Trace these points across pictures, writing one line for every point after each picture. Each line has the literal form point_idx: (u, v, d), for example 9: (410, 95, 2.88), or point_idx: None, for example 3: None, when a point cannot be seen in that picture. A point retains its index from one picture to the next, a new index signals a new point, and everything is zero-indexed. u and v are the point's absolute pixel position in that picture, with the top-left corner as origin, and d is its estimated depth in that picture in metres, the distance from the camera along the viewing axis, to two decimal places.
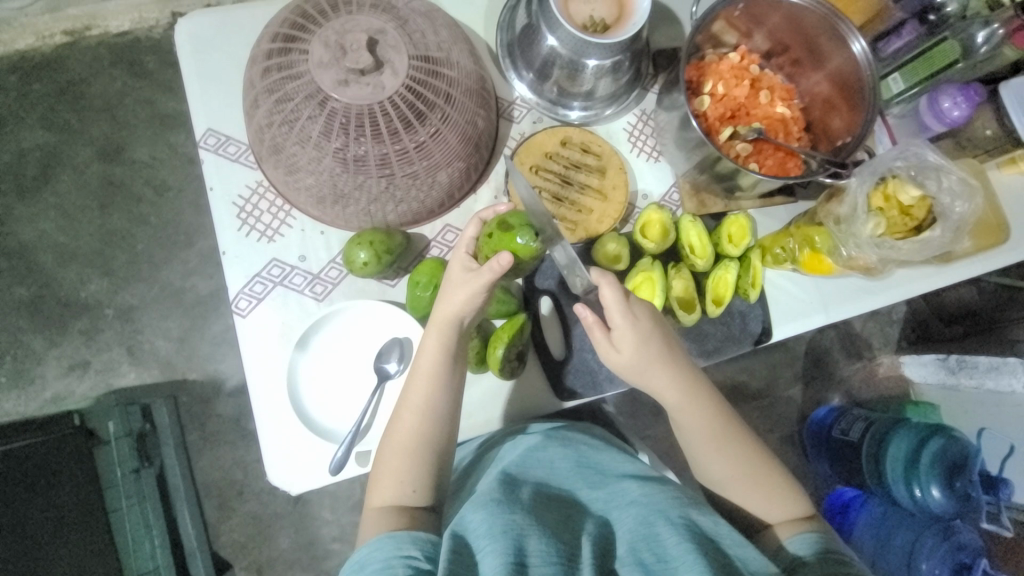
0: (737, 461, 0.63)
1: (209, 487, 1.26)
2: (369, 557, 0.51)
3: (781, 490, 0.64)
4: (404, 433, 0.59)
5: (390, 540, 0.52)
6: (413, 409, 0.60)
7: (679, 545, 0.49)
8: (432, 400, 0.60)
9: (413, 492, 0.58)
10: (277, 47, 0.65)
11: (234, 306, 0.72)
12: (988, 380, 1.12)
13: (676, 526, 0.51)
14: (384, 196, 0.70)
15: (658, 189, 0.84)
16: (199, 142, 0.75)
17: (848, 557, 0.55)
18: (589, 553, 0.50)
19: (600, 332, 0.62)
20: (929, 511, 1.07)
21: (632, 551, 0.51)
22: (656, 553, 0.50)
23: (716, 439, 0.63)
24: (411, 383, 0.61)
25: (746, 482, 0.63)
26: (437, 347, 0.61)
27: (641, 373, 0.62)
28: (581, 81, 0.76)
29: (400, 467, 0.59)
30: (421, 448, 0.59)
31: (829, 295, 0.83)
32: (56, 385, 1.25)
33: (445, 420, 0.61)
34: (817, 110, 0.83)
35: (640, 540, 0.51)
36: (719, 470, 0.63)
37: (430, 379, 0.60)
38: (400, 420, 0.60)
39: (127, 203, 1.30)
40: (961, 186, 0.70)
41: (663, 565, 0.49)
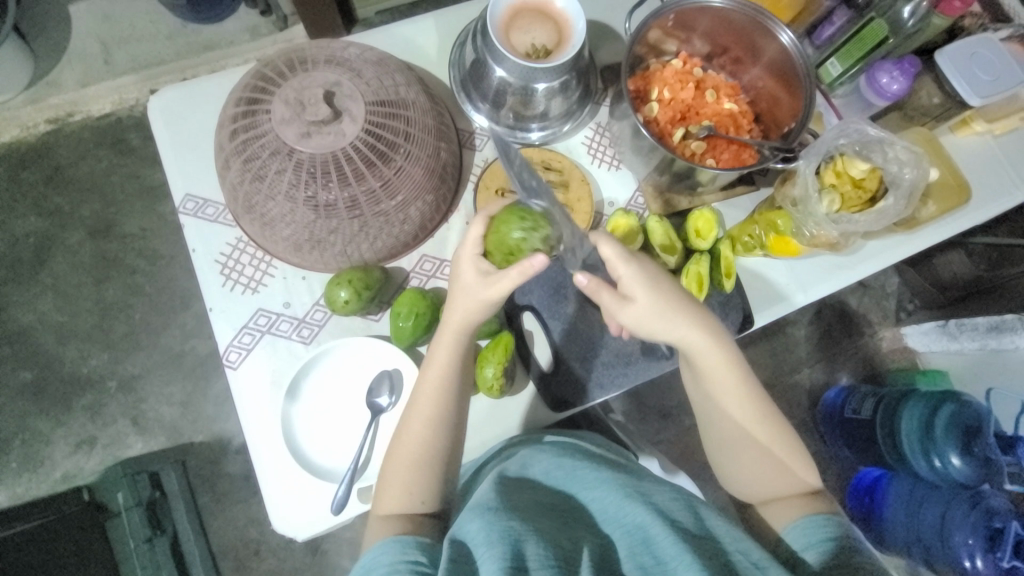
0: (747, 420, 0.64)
1: (225, 548, 1.24)
2: (375, 562, 0.52)
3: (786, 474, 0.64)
4: (412, 444, 0.61)
5: (395, 543, 0.52)
6: (422, 421, 0.61)
7: (675, 546, 0.49)
8: (438, 412, 0.61)
9: (422, 503, 0.60)
10: (241, 110, 0.70)
11: (225, 359, 0.74)
12: (990, 339, 1.15)
13: (671, 527, 0.51)
14: (359, 236, 0.73)
15: (624, 195, 0.87)
16: (179, 208, 0.78)
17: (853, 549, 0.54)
18: (586, 558, 0.49)
19: (609, 292, 0.62)
20: (952, 479, 1.04)
21: (632, 555, 0.51)
22: (654, 556, 0.49)
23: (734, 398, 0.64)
24: (420, 393, 0.62)
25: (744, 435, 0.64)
26: (449, 355, 0.62)
27: (659, 324, 0.62)
28: (534, 104, 0.80)
29: (409, 477, 0.60)
30: (426, 462, 0.61)
31: (805, 275, 0.85)
32: (65, 464, 1.26)
33: (451, 433, 0.62)
34: (763, 102, 0.87)
35: (637, 544, 0.51)
36: (722, 422, 0.65)
37: (438, 387, 0.62)
38: (406, 431, 0.61)
39: (121, 275, 1.34)
40: (908, 153, 0.73)
41: (661, 567, 0.48)
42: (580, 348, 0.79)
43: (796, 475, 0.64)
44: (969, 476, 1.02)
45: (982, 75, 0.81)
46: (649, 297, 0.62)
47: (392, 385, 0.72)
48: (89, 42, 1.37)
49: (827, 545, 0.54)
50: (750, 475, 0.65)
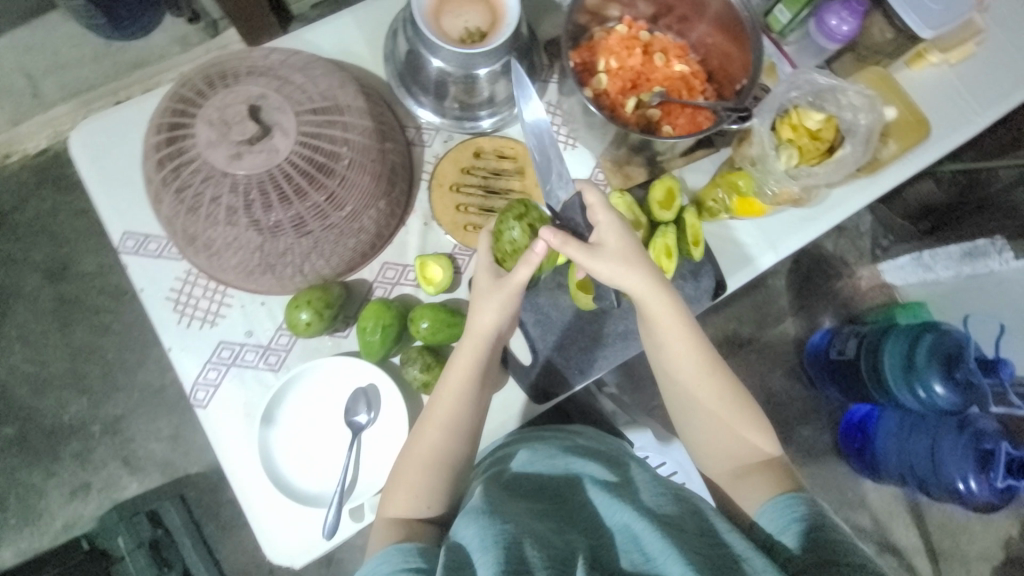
0: (712, 404, 0.65)
1: (239, 572, 1.23)
2: (375, 572, 0.49)
3: (750, 445, 0.65)
4: (426, 448, 0.59)
5: (396, 551, 0.50)
6: (438, 426, 0.60)
7: (662, 542, 0.48)
8: (456, 417, 0.60)
9: (427, 508, 0.58)
10: (164, 137, 0.65)
11: (193, 398, 0.72)
12: (965, 266, 1.16)
13: (656, 524, 0.49)
14: (312, 253, 0.70)
15: (583, 174, 0.85)
16: (119, 247, 0.74)
17: (828, 522, 0.53)
18: (584, 558, 0.47)
19: (576, 246, 0.59)
20: (937, 407, 1.08)
21: (624, 553, 0.49)
22: (643, 552, 0.48)
23: (699, 383, 0.64)
24: (440, 397, 0.61)
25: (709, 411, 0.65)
26: (468, 363, 0.61)
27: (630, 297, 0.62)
28: (478, 91, 0.77)
29: (418, 481, 0.58)
30: (441, 468, 0.59)
31: (772, 233, 0.84)
32: (63, 513, 1.23)
33: (468, 441, 0.61)
34: (714, 59, 0.83)
35: (628, 541, 0.50)
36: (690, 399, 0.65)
37: (456, 397, 0.60)
38: (422, 435, 0.60)
39: (87, 316, 1.29)
40: (861, 99, 0.72)
41: (650, 564, 0.47)
42: (557, 336, 0.78)
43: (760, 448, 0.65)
44: (953, 402, 1.06)
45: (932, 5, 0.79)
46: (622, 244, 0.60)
47: (369, 401, 0.71)
48: (11, 75, 1.28)
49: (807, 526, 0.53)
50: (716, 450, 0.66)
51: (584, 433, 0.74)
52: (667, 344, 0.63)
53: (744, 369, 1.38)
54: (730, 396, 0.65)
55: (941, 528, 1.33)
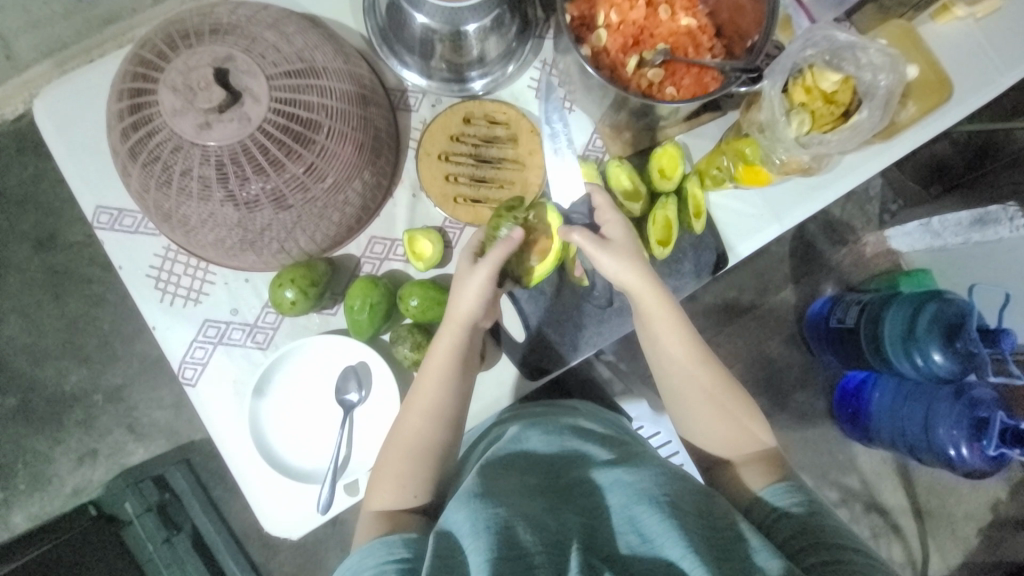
0: (707, 391, 0.64)
1: (248, 532, 1.27)
2: (361, 565, 0.49)
3: (746, 433, 0.65)
4: (411, 435, 0.59)
5: (381, 545, 0.50)
6: (423, 413, 0.60)
7: (662, 523, 0.47)
8: (441, 404, 0.60)
9: (414, 498, 0.59)
10: (126, 105, 0.61)
11: (182, 377, 0.71)
12: (974, 233, 1.14)
13: (653, 504, 0.48)
14: (294, 229, 0.67)
15: (580, 140, 0.80)
16: (94, 222, 0.71)
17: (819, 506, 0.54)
18: (579, 540, 0.46)
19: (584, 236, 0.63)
20: (935, 375, 1.07)
21: (620, 534, 0.48)
22: (639, 533, 0.47)
23: (693, 372, 0.64)
24: (422, 383, 0.60)
25: (706, 398, 0.64)
26: (449, 348, 0.61)
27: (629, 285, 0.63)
28: (466, 49, 0.71)
29: (404, 471, 0.59)
30: (427, 457, 0.59)
31: (778, 202, 0.80)
32: (73, 478, 1.26)
33: (452, 428, 0.61)
34: (725, 11, 0.75)
35: (624, 522, 0.49)
36: (687, 390, 0.65)
37: (439, 381, 0.60)
38: (407, 422, 0.60)
39: (79, 287, 1.27)
40: (883, 58, 0.66)
41: (648, 545, 0.46)
42: (552, 313, 0.76)
43: (756, 435, 0.65)
44: (952, 369, 1.05)
45: None
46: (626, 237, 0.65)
47: (360, 379, 0.70)
48: None
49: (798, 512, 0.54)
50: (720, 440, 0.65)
51: (583, 409, 0.73)
52: (660, 333, 0.64)
53: (743, 337, 1.37)
54: (724, 387, 0.65)
55: (929, 489, 1.35)
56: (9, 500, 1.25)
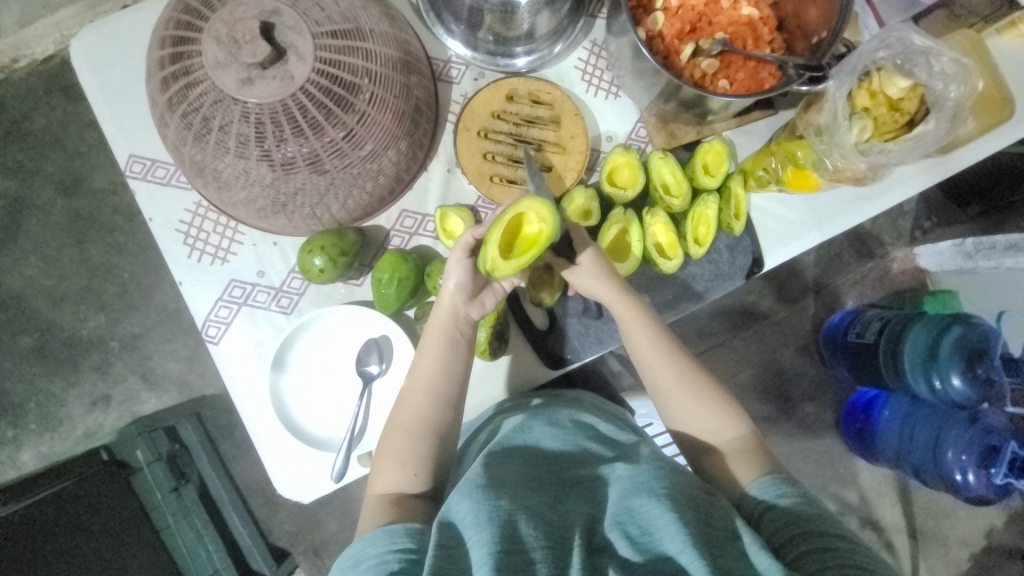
0: (678, 377, 0.64)
1: (251, 488, 1.29)
2: (364, 554, 0.49)
3: (726, 414, 0.64)
4: (409, 412, 0.59)
5: (384, 533, 0.50)
6: (418, 390, 0.60)
7: (663, 516, 0.45)
8: (438, 381, 0.60)
9: (414, 477, 0.58)
10: (169, 53, 0.59)
11: (205, 335, 0.71)
12: (1006, 258, 1.08)
13: (656, 494, 0.47)
14: (327, 195, 0.66)
15: (623, 129, 0.77)
16: (126, 171, 0.71)
17: (808, 496, 0.53)
18: (580, 535, 0.46)
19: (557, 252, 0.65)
20: (951, 401, 1.05)
21: (619, 523, 0.47)
22: (640, 526, 0.46)
23: (663, 361, 0.65)
24: (421, 360, 0.61)
25: (681, 387, 0.64)
26: (439, 333, 0.60)
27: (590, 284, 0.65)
28: (516, 23, 0.68)
29: (403, 448, 0.58)
30: (425, 432, 0.59)
31: (821, 210, 0.77)
32: (84, 422, 1.29)
33: (451, 408, 0.60)
34: (789, 2, 0.72)
35: (624, 514, 0.47)
36: (662, 384, 0.65)
37: (432, 361, 0.60)
38: (405, 402, 0.60)
39: (101, 234, 1.27)
40: (956, 67, 0.62)
41: (648, 538, 0.45)
42: (576, 304, 0.75)
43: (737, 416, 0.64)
44: (967, 396, 1.02)
45: None
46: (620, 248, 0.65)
47: (381, 352, 0.70)
48: None
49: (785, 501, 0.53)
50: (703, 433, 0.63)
51: (585, 398, 0.73)
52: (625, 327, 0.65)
53: (758, 344, 1.34)
54: (698, 373, 0.65)
55: (927, 510, 1.35)
56: (19, 438, 1.28)
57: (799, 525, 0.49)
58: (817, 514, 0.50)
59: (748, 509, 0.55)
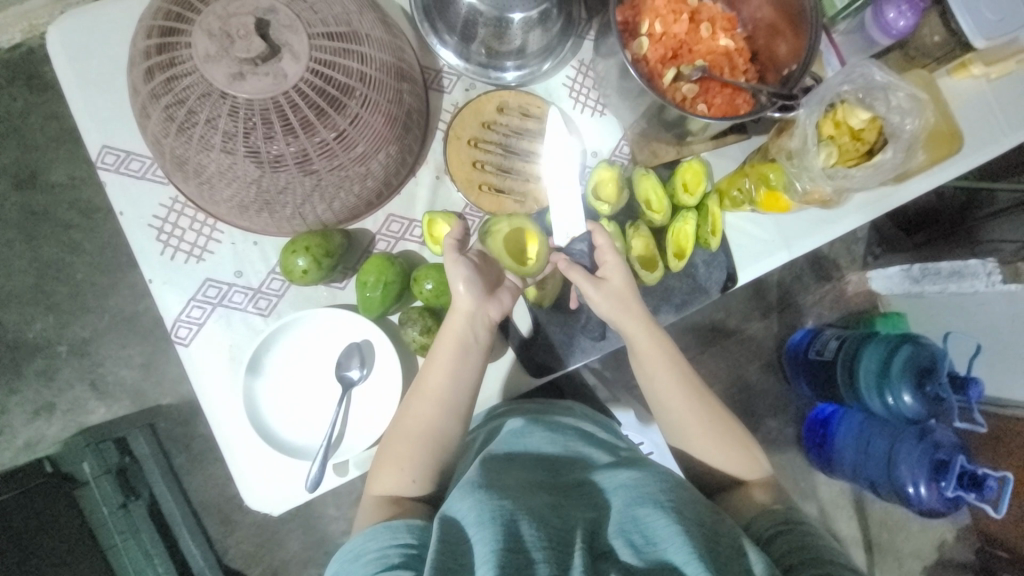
0: (701, 419, 0.65)
1: (207, 505, 1.21)
2: (363, 548, 0.47)
3: (743, 452, 0.66)
4: (413, 420, 0.60)
5: (386, 528, 0.48)
6: (429, 399, 0.60)
7: (667, 526, 0.46)
8: (448, 391, 0.60)
9: (413, 483, 0.58)
10: (155, 43, 0.57)
11: (174, 336, 0.68)
12: (951, 284, 1.15)
13: (661, 506, 0.48)
14: (314, 195, 0.65)
15: (607, 145, 0.80)
16: (97, 162, 0.68)
17: (813, 526, 0.55)
18: (581, 539, 0.46)
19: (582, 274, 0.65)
20: (902, 415, 1.11)
21: (622, 532, 0.47)
22: (644, 534, 0.46)
23: (688, 401, 0.65)
24: (430, 369, 0.61)
25: (704, 427, 0.65)
26: (456, 337, 0.61)
27: (620, 318, 0.65)
28: (509, 38, 0.70)
29: (405, 454, 0.59)
30: (431, 443, 0.59)
31: (789, 230, 0.82)
32: (25, 432, 1.19)
33: (460, 418, 0.61)
34: (761, 37, 0.77)
35: (628, 522, 0.48)
36: (679, 418, 0.66)
37: (444, 368, 0.60)
38: (410, 409, 0.60)
39: (56, 232, 1.20)
40: (911, 102, 0.68)
41: (652, 547, 0.45)
42: (560, 314, 0.76)
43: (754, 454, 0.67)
44: (919, 411, 1.09)
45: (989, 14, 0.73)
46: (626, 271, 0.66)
47: (363, 357, 0.68)
48: None
49: (790, 526, 0.55)
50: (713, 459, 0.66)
51: (580, 412, 0.73)
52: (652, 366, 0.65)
53: (727, 359, 1.39)
54: (719, 413, 0.67)
55: (882, 522, 1.41)
56: None
57: (803, 550, 0.51)
58: (824, 543, 0.52)
59: (756, 532, 0.57)
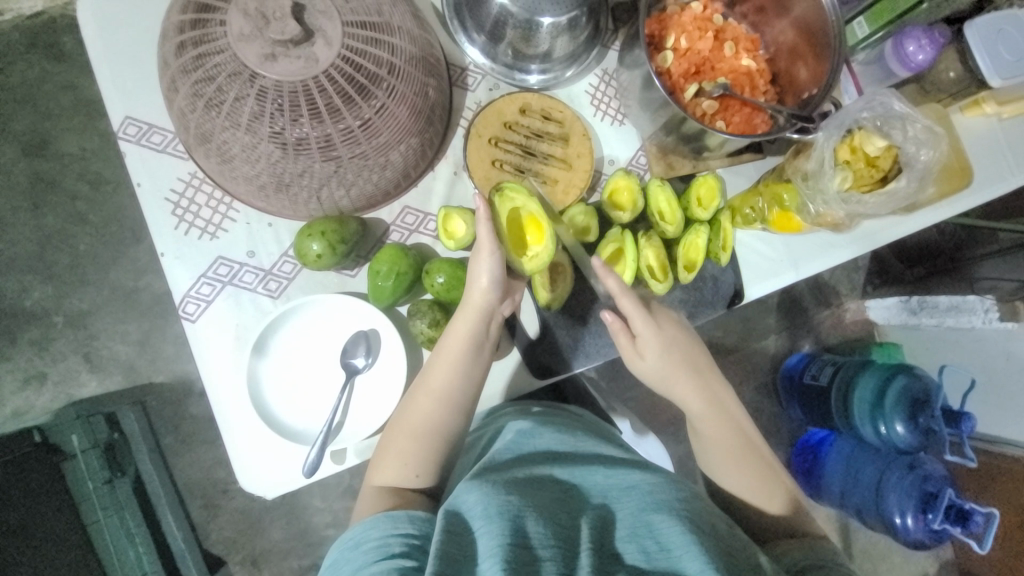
0: (733, 447, 0.67)
1: (192, 487, 1.20)
2: (364, 536, 0.47)
3: (772, 484, 0.67)
4: (418, 417, 0.60)
5: (387, 518, 0.48)
6: (432, 395, 0.60)
7: (682, 535, 0.46)
8: (450, 389, 0.60)
9: (415, 477, 0.58)
10: (190, 19, 0.58)
11: (181, 311, 0.68)
12: (948, 318, 1.17)
13: (676, 516, 0.48)
14: (333, 181, 0.65)
15: (625, 154, 0.81)
16: (118, 132, 0.68)
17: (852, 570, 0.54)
18: (589, 539, 0.46)
19: (625, 338, 0.67)
20: (894, 445, 1.12)
21: (633, 536, 0.47)
22: (657, 541, 0.46)
23: (718, 434, 0.68)
24: (436, 364, 0.61)
25: (731, 456, 0.67)
26: (466, 333, 0.61)
27: (661, 376, 0.69)
28: (537, 41, 0.71)
29: (408, 450, 0.59)
30: (434, 438, 0.59)
31: (798, 252, 0.82)
32: (14, 400, 1.18)
33: (463, 416, 0.61)
34: (782, 60, 0.79)
35: (640, 527, 0.48)
36: (711, 447, 0.68)
37: (451, 365, 0.60)
38: (415, 404, 0.60)
39: (62, 201, 1.19)
40: (926, 134, 0.69)
41: (666, 554, 0.45)
42: (567, 318, 0.76)
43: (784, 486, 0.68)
44: (910, 443, 1.10)
45: (1005, 54, 0.74)
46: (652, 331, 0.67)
47: (369, 346, 0.68)
48: None
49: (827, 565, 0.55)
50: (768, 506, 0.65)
51: (588, 418, 0.74)
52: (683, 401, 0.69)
53: None
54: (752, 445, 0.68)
55: (867, 551, 1.41)
56: None
57: None
58: None
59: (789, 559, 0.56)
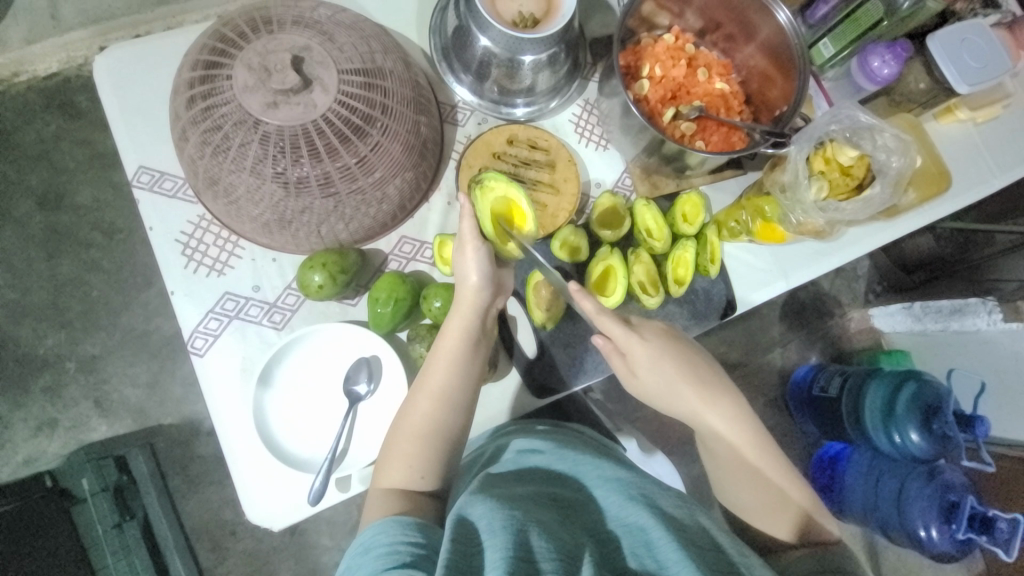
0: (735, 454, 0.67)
1: (199, 531, 1.18)
2: (374, 541, 0.48)
3: (779, 504, 0.65)
4: (420, 415, 0.60)
5: (395, 524, 0.49)
6: (432, 397, 0.61)
7: (677, 552, 0.46)
8: (451, 388, 0.61)
9: (422, 479, 0.59)
10: (198, 75, 0.63)
11: (190, 346, 0.71)
12: (953, 321, 1.15)
13: (674, 533, 0.48)
14: (332, 216, 0.68)
15: (611, 176, 0.85)
16: (133, 181, 0.73)
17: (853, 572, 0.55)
18: (590, 553, 0.46)
19: (618, 360, 0.69)
20: (910, 454, 1.09)
21: (632, 556, 0.48)
22: (655, 559, 0.47)
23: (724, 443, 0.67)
24: (433, 364, 0.62)
25: (737, 471, 0.67)
26: (461, 330, 0.63)
27: (663, 391, 0.68)
28: (520, 77, 0.76)
29: (413, 452, 0.59)
30: (436, 438, 0.60)
31: (787, 263, 0.84)
32: (26, 448, 1.19)
33: (461, 412, 0.62)
34: (754, 83, 0.83)
35: (639, 545, 0.48)
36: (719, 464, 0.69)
37: (447, 360, 0.62)
38: (417, 405, 0.61)
39: (76, 250, 1.24)
40: (896, 142, 0.73)
41: (664, 572, 0.46)
42: (563, 336, 0.78)
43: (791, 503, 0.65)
44: (925, 451, 1.07)
45: (971, 61, 0.78)
46: (647, 346, 0.67)
47: (371, 372, 0.70)
48: None
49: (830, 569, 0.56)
50: (775, 530, 0.65)
51: (581, 431, 0.75)
52: (680, 405, 0.68)
53: None
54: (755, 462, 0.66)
55: (896, 569, 1.36)
56: None
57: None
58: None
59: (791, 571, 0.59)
